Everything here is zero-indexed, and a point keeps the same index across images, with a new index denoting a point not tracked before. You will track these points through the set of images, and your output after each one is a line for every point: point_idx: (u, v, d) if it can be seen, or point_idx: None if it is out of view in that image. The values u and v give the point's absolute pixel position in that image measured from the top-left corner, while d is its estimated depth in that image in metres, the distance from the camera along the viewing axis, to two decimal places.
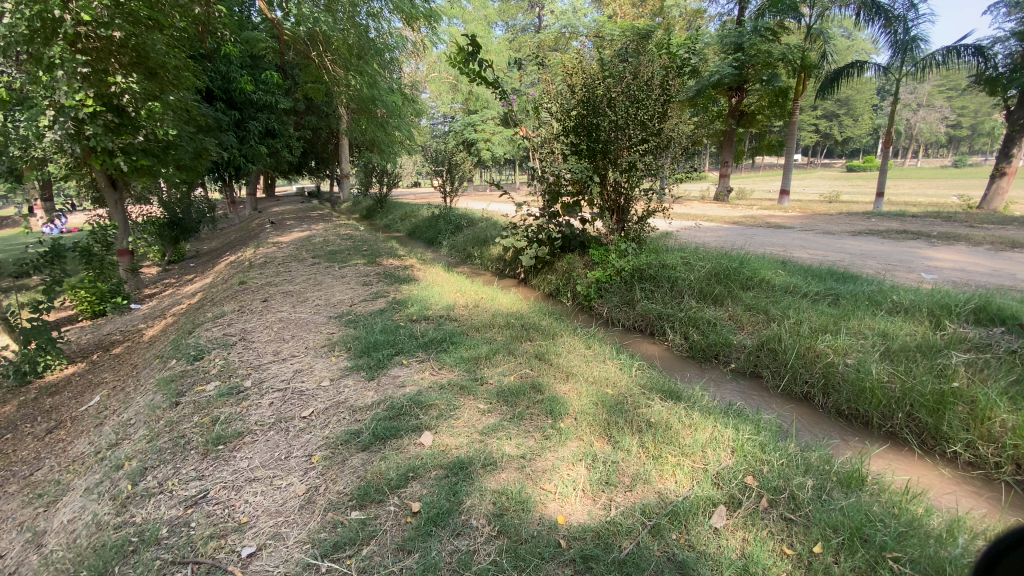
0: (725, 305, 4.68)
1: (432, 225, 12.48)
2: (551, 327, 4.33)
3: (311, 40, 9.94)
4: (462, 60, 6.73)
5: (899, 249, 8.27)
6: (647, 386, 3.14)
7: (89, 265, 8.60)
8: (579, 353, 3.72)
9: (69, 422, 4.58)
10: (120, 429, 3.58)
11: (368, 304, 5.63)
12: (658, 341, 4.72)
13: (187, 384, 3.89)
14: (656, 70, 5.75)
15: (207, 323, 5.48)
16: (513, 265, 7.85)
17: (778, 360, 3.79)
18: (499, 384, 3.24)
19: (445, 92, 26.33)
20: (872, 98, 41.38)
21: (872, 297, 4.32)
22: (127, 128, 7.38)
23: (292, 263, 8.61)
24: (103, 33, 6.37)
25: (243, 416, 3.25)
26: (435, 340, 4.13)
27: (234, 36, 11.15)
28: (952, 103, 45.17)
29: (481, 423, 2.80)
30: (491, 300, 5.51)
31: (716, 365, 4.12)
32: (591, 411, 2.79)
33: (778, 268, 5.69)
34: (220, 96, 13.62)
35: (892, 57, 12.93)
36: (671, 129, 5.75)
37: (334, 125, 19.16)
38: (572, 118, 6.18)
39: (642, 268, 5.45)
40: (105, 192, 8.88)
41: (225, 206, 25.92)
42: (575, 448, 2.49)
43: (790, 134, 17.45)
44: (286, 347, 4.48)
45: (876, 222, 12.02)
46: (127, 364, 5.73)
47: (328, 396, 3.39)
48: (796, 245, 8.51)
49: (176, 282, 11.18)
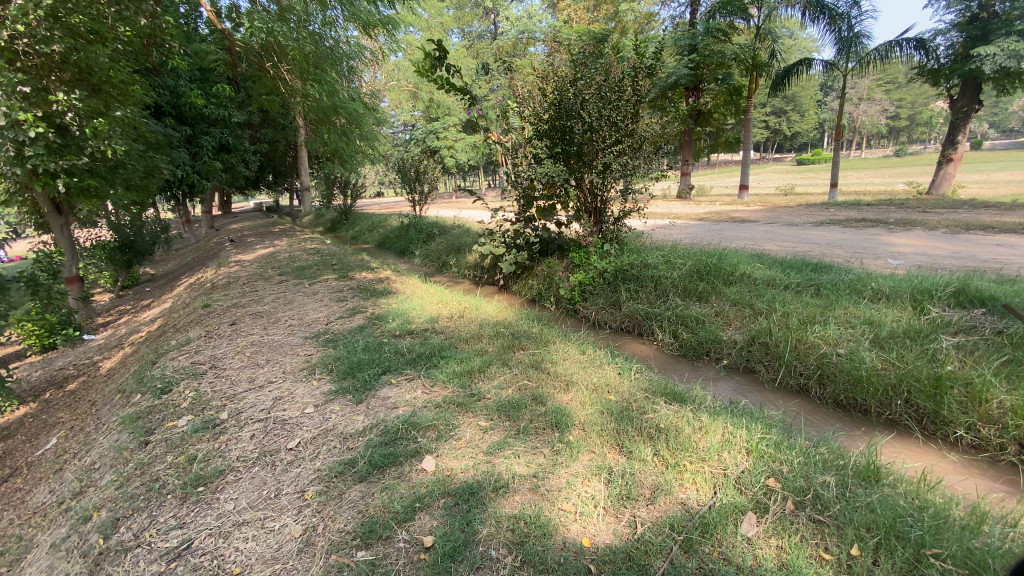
0: (710, 301, 4.68)
1: (403, 235, 12.22)
2: (541, 334, 4.21)
3: (264, 51, 9.61)
4: (429, 66, 6.58)
5: (860, 237, 8.57)
6: (648, 389, 3.07)
7: (35, 296, 8.03)
8: (575, 360, 3.61)
9: (23, 469, 4.18)
10: (84, 475, 3.27)
11: (345, 321, 5.39)
12: (647, 341, 4.68)
13: (156, 421, 3.59)
14: (625, 71, 5.76)
15: (172, 352, 5.14)
16: (491, 271, 7.74)
17: (771, 354, 3.80)
18: (497, 397, 3.11)
19: (404, 100, 25.97)
20: (816, 93, 43.24)
21: (853, 285, 4.39)
22: (72, 148, 6.97)
23: (259, 282, 8.23)
24: (42, 48, 6.03)
25: (223, 452, 3.02)
26: (423, 355, 3.96)
27: (182, 48, 10.70)
28: (889, 95, 47.69)
29: (485, 441, 2.66)
30: (476, 309, 5.37)
31: (709, 363, 4.09)
32: (599, 420, 2.69)
33: (756, 261, 5.76)
34: (169, 111, 12.99)
35: (838, 53, 13.51)
36: (644, 129, 5.76)
37: (292, 138, 18.60)
38: (544, 122, 6.10)
39: (625, 268, 5.39)
40: (49, 217, 8.39)
41: (179, 226, 24.79)
42: (588, 462, 2.38)
43: (745, 131, 18.01)
44: (262, 372, 4.22)
45: (836, 212, 12.45)
46: (85, 401, 5.30)
47: (315, 423, 3.18)
48: (765, 238, 8.69)
49: (133, 308, 10.56)
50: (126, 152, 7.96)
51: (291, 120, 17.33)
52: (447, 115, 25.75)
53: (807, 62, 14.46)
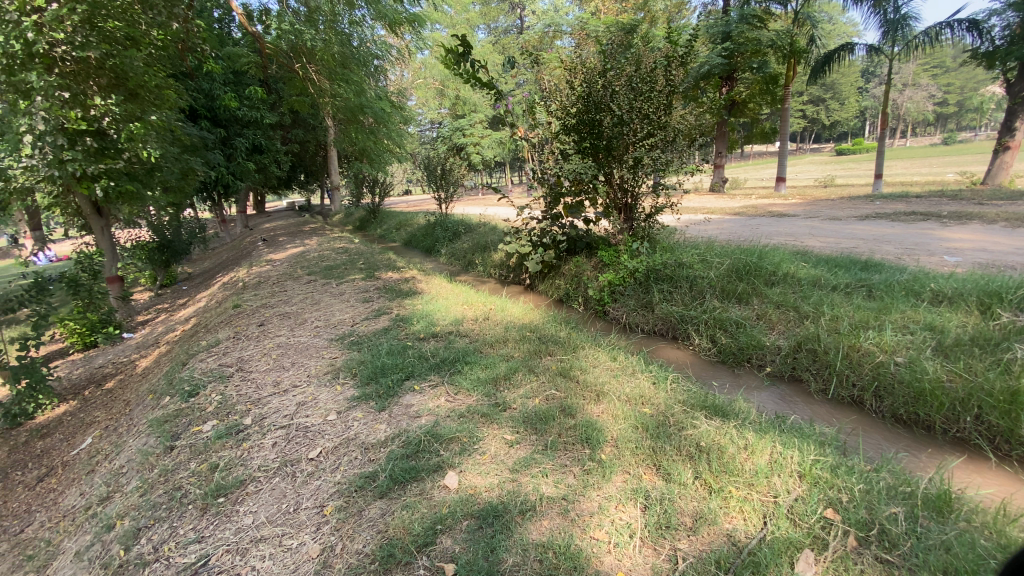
0: (750, 304, 4.41)
1: (429, 234, 12.19)
2: (570, 338, 4.03)
3: (294, 52, 9.68)
4: (453, 62, 6.44)
5: (911, 231, 8.05)
6: (685, 400, 2.88)
7: (77, 296, 8.36)
8: (606, 367, 3.42)
9: (60, 469, 4.27)
10: (113, 479, 3.29)
11: (370, 322, 5.33)
12: (682, 345, 4.45)
13: (183, 425, 3.58)
14: (657, 61, 5.50)
15: (201, 353, 5.18)
16: (517, 270, 7.59)
17: (819, 361, 3.53)
18: (524, 408, 2.95)
19: (431, 98, 26.03)
20: (857, 80, 41.36)
21: (909, 287, 4.05)
22: (110, 152, 7.12)
23: (288, 282, 8.29)
24: (79, 54, 6.14)
25: (245, 461, 2.96)
26: (447, 360, 3.84)
27: (215, 51, 10.89)
28: (935, 81, 45.30)
29: (511, 457, 2.50)
30: (502, 311, 5.23)
31: (750, 370, 3.83)
32: (633, 436, 2.50)
33: (799, 259, 5.43)
34: (204, 114, 13.29)
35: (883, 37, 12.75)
36: (678, 121, 5.49)
37: (321, 138, 18.85)
38: (572, 116, 5.88)
39: (658, 267, 5.15)
40: (90, 218, 8.55)
41: (216, 226, 25.57)
42: (622, 484, 2.20)
43: (783, 120, 17.29)
44: (287, 376, 4.18)
45: (882, 204, 11.79)
46: (120, 401, 5.41)
47: (336, 432, 3.09)
48: (806, 233, 8.26)
49: (170, 306, 10.85)
50: (162, 155, 8.13)
51: (320, 120, 17.54)
52: (473, 111, 25.68)
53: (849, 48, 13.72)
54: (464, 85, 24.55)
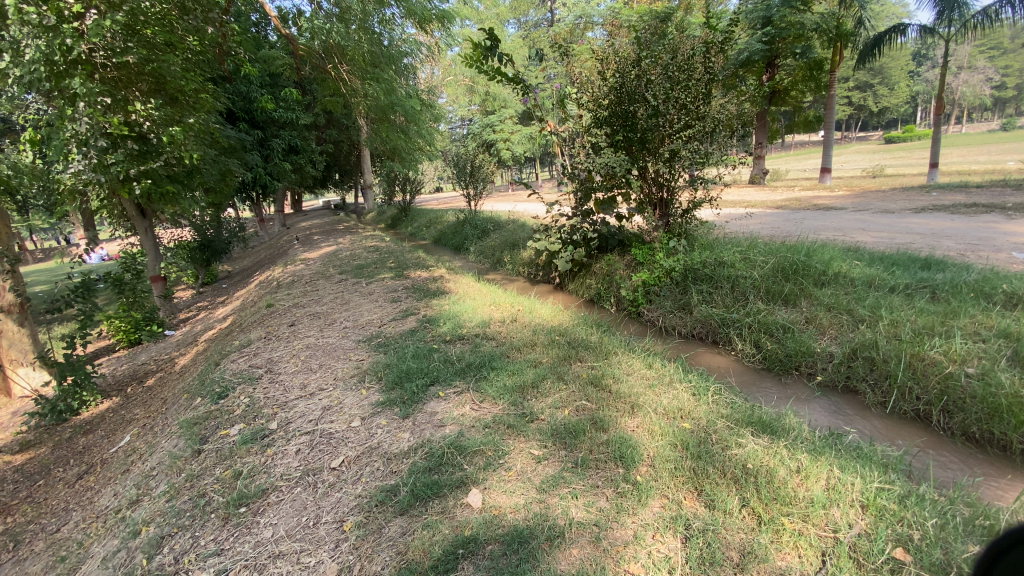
0: (799, 307, 4.12)
1: (458, 231, 12.13)
2: (602, 343, 3.84)
3: (326, 52, 9.73)
4: (479, 57, 6.30)
5: (973, 225, 7.46)
6: (728, 414, 2.67)
7: (121, 294, 8.77)
8: (640, 375, 3.22)
9: (99, 466, 4.38)
10: (143, 482, 3.31)
11: (398, 323, 5.27)
12: (723, 351, 4.19)
13: (211, 428, 3.58)
14: (695, 47, 5.19)
15: (233, 353, 5.22)
16: (547, 269, 7.41)
17: (878, 371, 3.23)
18: (553, 420, 2.79)
19: (462, 94, 26.02)
20: (908, 64, 39.07)
21: (978, 289, 3.68)
22: (151, 155, 7.29)
23: (320, 281, 8.37)
24: (118, 60, 6.28)
25: (268, 468, 2.91)
26: (473, 365, 3.71)
27: (250, 53, 11.08)
28: (994, 62, 42.43)
29: (538, 474, 2.35)
30: (530, 312, 5.07)
31: (799, 379, 3.56)
32: (671, 456, 2.31)
33: (851, 257, 5.06)
34: (242, 117, 13.60)
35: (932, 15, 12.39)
36: (718, 110, 5.15)
37: (354, 137, 19.07)
38: (605, 108, 5.65)
39: (696, 267, 4.88)
40: (134, 220, 8.83)
41: (255, 225, 26.34)
42: (660, 510, 2.02)
43: (828, 108, 16.44)
44: (314, 378, 4.14)
45: (939, 195, 11.00)
46: (158, 399, 5.53)
47: (359, 439, 3.01)
48: (856, 228, 7.76)
49: (210, 304, 11.17)
50: (200, 157, 8.30)
51: (352, 120, 17.75)
52: (503, 107, 25.50)
53: (900, 30, 12.96)
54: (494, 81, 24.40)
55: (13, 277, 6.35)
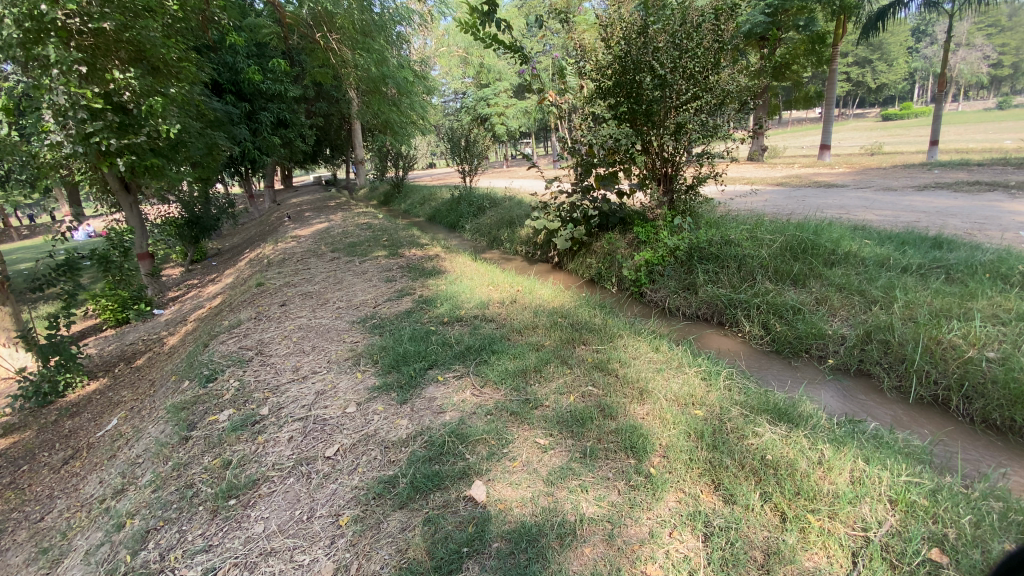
0: (808, 287, 4.00)
1: (453, 208, 11.88)
2: (606, 324, 3.71)
3: (315, 21, 9.31)
4: (476, 24, 6.00)
5: (977, 202, 7.37)
6: (743, 401, 2.55)
7: (108, 273, 8.48)
8: (648, 359, 3.10)
9: (85, 451, 4.24)
10: (129, 470, 3.18)
11: (393, 304, 5.11)
12: (730, 332, 4.07)
13: (199, 413, 3.43)
14: (705, 14, 4.92)
15: (222, 335, 5.04)
16: (545, 247, 7.24)
17: (893, 354, 3.13)
18: (558, 406, 2.65)
19: (455, 67, 25.30)
20: (908, 39, 38.51)
21: (995, 269, 3.57)
22: (133, 128, 6.94)
23: (312, 259, 8.14)
24: (94, 26, 5.93)
25: (259, 456, 2.77)
26: (472, 348, 3.56)
27: (234, 21, 10.59)
28: (994, 38, 41.87)
29: (546, 465, 2.22)
30: (530, 293, 4.91)
31: (809, 362, 3.45)
32: (686, 446, 2.19)
33: (859, 236, 4.93)
34: (229, 88, 13.12)
35: None
36: (728, 81, 4.93)
37: (345, 111, 18.53)
38: (609, 78, 5.40)
39: (701, 245, 4.73)
40: (118, 195, 8.43)
41: (244, 201, 25.81)
42: (676, 506, 1.90)
43: (830, 83, 16.10)
44: (307, 361, 3.98)
45: (941, 173, 10.86)
46: (146, 381, 5.37)
47: (355, 426, 2.87)
48: (859, 206, 7.62)
49: (199, 282, 10.92)
50: (185, 130, 7.95)
51: (342, 92, 17.21)
52: (498, 81, 24.85)
53: (904, 2, 12.60)
54: (488, 53, 23.72)
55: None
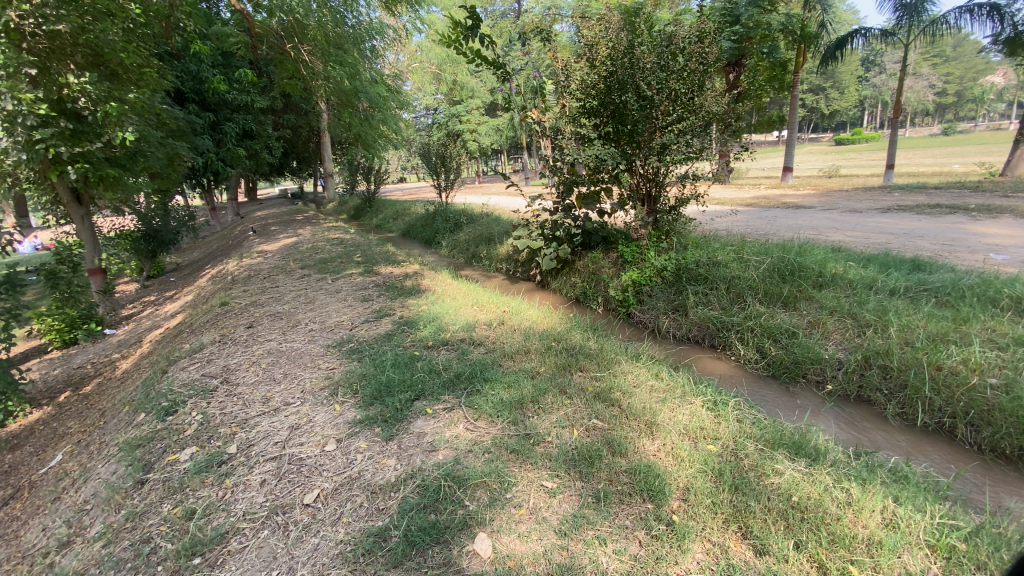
0: (799, 310, 3.97)
1: (428, 224, 11.65)
2: (601, 349, 3.55)
3: (285, 32, 9.06)
4: (458, 38, 5.89)
5: (940, 224, 7.68)
6: (757, 435, 2.44)
7: (56, 290, 7.82)
8: (651, 387, 2.95)
9: (23, 492, 3.78)
10: (74, 519, 2.80)
11: (371, 326, 4.84)
12: (723, 355, 3.99)
13: (157, 452, 3.08)
14: (688, 36, 4.93)
15: (183, 360, 4.64)
16: (526, 265, 7.10)
17: (893, 380, 3.11)
18: (561, 442, 2.46)
19: (426, 83, 25.16)
20: (857, 69, 40.75)
21: (982, 294, 3.61)
22: (88, 136, 6.47)
23: (280, 276, 7.75)
24: (50, 29, 5.53)
25: (227, 504, 2.47)
26: (462, 376, 3.34)
27: (199, 28, 10.18)
28: (936, 70, 44.70)
29: (555, 511, 2.03)
30: (517, 314, 4.74)
31: (807, 388, 3.39)
32: (708, 488, 2.04)
33: (842, 258, 4.98)
34: (192, 98, 12.63)
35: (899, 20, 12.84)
36: (712, 103, 4.92)
37: (314, 123, 18.11)
38: (594, 97, 5.33)
39: (690, 266, 4.66)
40: (69, 207, 7.89)
41: (206, 214, 24.83)
42: (704, 558, 1.75)
43: (792, 108, 16.69)
44: (279, 391, 3.67)
45: (902, 196, 11.30)
46: (96, 410, 4.89)
47: (336, 467, 2.60)
48: (831, 227, 7.80)
49: (156, 300, 10.28)
50: (145, 138, 7.49)
51: (313, 105, 16.82)
52: (471, 97, 24.97)
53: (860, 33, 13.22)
54: (461, 69, 23.74)
55: None
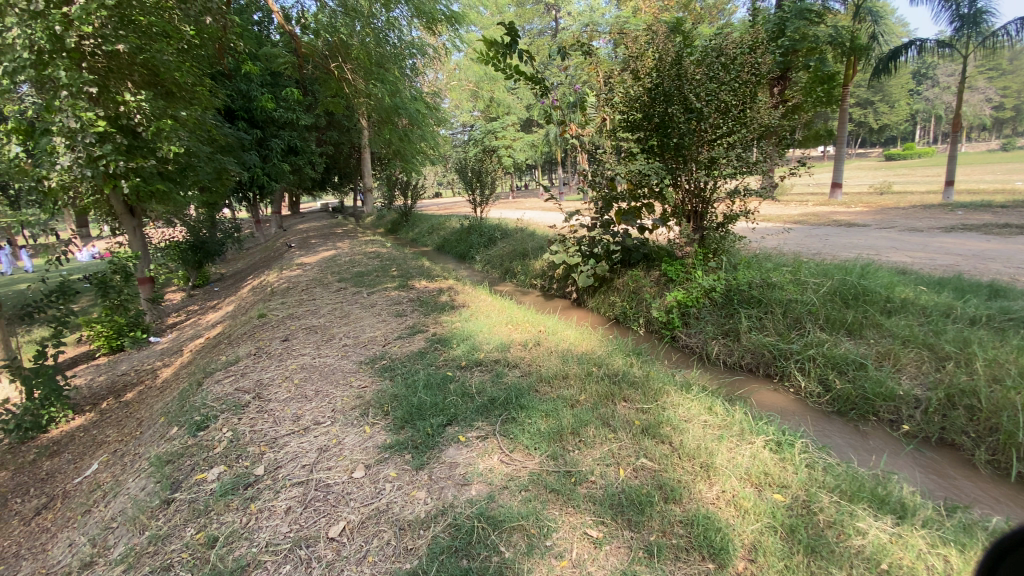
0: (866, 338, 3.62)
1: (463, 239, 11.64)
2: (646, 376, 3.31)
3: (330, 51, 9.29)
4: (497, 53, 5.83)
5: (1013, 246, 7.08)
6: (831, 485, 2.17)
7: (106, 298, 8.11)
8: (704, 422, 2.70)
9: (59, 500, 3.81)
10: (101, 536, 2.74)
11: (404, 342, 4.73)
12: (781, 387, 3.66)
13: (185, 469, 3.01)
14: (739, 46, 4.68)
15: (218, 372, 4.64)
16: (563, 282, 6.90)
17: (982, 423, 2.76)
18: (606, 483, 2.24)
19: (464, 100, 25.56)
20: (908, 82, 39.05)
21: None
22: (142, 151, 6.69)
23: (317, 289, 7.82)
24: (108, 48, 5.78)
25: (250, 533, 2.34)
26: (497, 401, 3.16)
27: (250, 49, 10.60)
28: (996, 82, 42.32)
29: (601, 566, 1.81)
30: (555, 334, 4.54)
31: (879, 427, 3.05)
32: (780, 550, 1.79)
33: (910, 281, 4.57)
34: (242, 115, 13.14)
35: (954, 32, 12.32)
36: (766, 116, 4.63)
37: (356, 140, 18.59)
38: (638, 109, 5.14)
39: (742, 288, 4.36)
40: (122, 218, 8.22)
41: (251, 226, 25.74)
42: None
43: (841, 122, 16.02)
44: (309, 410, 3.57)
45: (965, 214, 10.56)
46: (134, 420, 4.94)
47: (364, 497, 2.46)
48: (890, 247, 7.30)
49: (199, 309, 10.57)
50: (195, 153, 7.74)
51: (355, 121, 17.27)
52: (507, 114, 25.28)
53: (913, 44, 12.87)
54: (499, 87, 24.07)
55: None
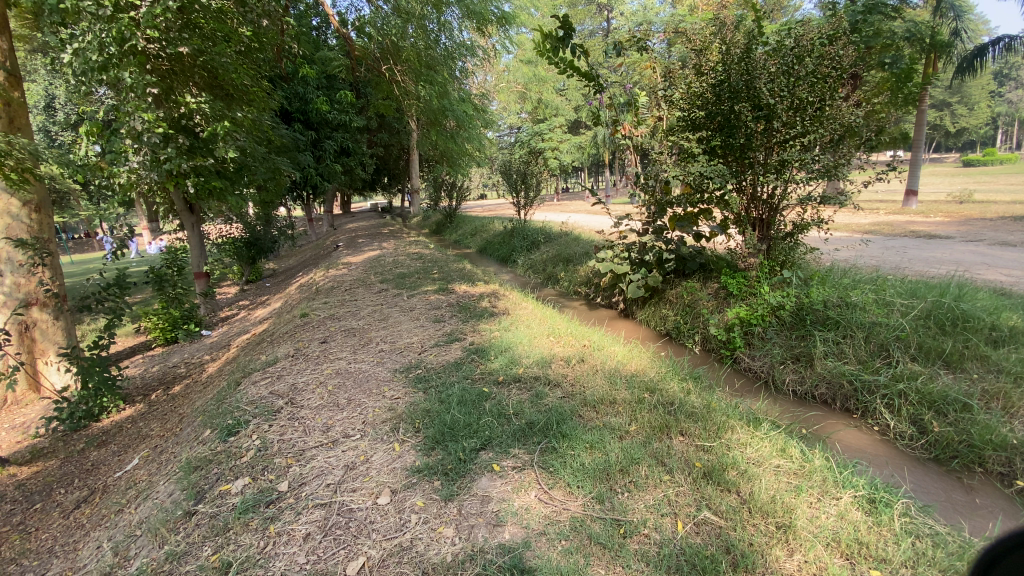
0: (967, 373, 3.12)
1: (506, 242, 11.43)
2: (707, 406, 2.95)
3: (382, 54, 9.29)
4: (550, 47, 5.56)
5: None
6: (946, 564, 1.76)
7: (162, 291, 8.37)
8: (777, 468, 2.33)
9: (99, 495, 3.82)
10: (125, 543, 2.65)
11: (442, 351, 4.54)
12: (863, 425, 3.20)
13: (211, 479, 2.89)
14: (818, 36, 4.16)
15: (256, 373, 4.58)
16: (609, 291, 6.54)
17: None
18: (663, 540, 1.92)
19: (510, 102, 25.46)
20: (992, 82, 35.90)
21: None
22: (201, 151, 6.72)
23: (359, 289, 7.79)
24: (171, 50, 5.89)
25: (266, 560, 2.16)
26: (536, 425, 2.88)
27: (306, 52, 10.81)
28: None
29: None
30: (602, 350, 4.20)
31: (990, 483, 2.55)
32: None
33: (1015, 305, 3.98)
34: (298, 117, 13.49)
35: None
36: (847, 114, 4.11)
37: (405, 141, 18.81)
38: (701, 107, 4.73)
39: (815, 307, 3.90)
40: (182, 215, 8.36)
41: (303, 224, 26.58)
42: None
43: (917, 124, 14.75)
44: (340, 420, 3.42)
45: None
46: (177, 415, 4.96)
47: (387, 529, 2.24)
48: (981, 262, 6.52)
49: (249, 305, 10.84)
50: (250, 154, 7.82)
51: (405, 124, 17.47)
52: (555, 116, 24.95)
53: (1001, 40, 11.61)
54: (547, 88, 23.77)
55: (49, 265, 5.73)
